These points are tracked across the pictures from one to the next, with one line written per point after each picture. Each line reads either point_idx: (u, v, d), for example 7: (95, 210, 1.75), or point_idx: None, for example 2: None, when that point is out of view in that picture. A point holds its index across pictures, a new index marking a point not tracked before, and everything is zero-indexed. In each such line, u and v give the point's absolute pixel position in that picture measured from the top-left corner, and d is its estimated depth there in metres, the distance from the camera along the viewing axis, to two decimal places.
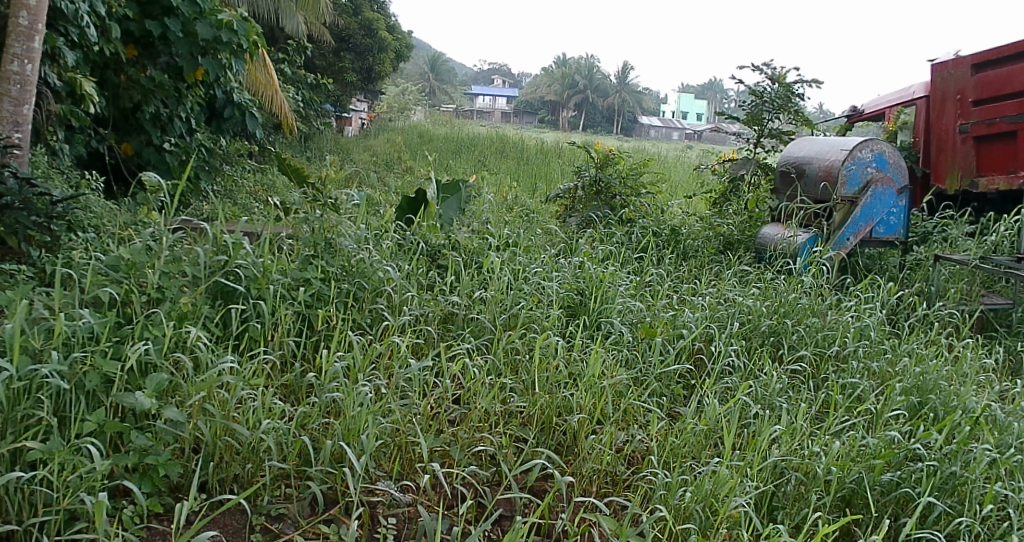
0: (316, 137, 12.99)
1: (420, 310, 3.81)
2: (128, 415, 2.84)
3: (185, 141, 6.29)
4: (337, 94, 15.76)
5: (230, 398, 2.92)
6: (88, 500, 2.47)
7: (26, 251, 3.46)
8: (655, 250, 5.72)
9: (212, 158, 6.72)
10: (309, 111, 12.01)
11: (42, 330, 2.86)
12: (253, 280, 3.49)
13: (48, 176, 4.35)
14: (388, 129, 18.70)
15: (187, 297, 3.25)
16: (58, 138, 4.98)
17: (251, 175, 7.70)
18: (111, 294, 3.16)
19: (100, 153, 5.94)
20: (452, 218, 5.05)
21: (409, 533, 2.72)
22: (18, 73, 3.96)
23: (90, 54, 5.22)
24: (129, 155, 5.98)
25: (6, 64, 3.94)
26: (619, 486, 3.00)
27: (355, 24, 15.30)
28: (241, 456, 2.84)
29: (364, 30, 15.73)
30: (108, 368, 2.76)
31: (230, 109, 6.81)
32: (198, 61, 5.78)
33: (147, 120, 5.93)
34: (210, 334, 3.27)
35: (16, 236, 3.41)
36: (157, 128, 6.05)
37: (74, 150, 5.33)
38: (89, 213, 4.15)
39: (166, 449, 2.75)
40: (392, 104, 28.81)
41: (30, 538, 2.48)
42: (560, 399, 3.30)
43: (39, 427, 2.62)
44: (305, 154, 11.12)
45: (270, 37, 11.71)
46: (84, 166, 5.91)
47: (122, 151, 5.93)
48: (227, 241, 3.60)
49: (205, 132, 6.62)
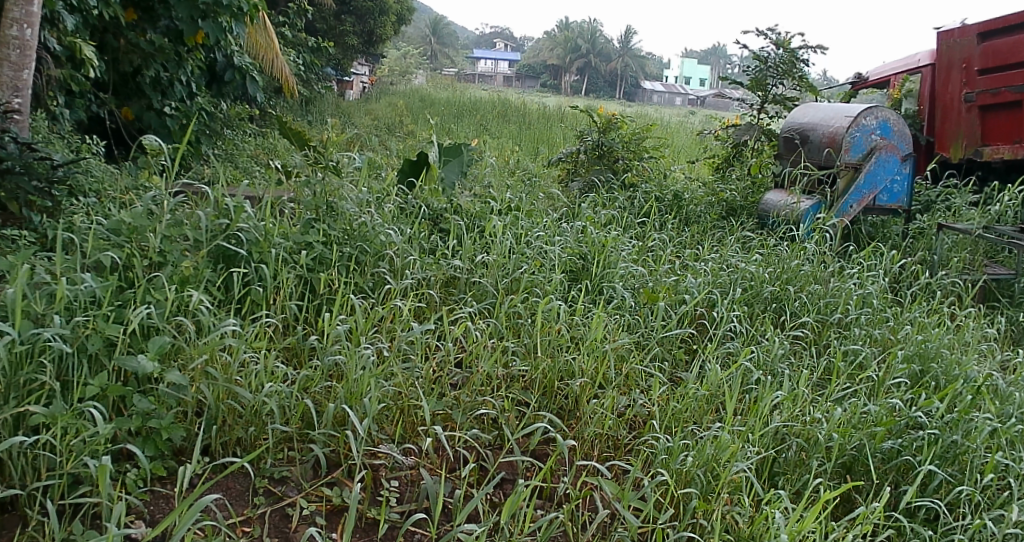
0: (317, 100, 12.88)
1: (423, 274, 3.79)
2: (131, 378, 2.85)
3: (186, 105, 6.23)
4: (337, 57, 15.61)
5: (233, 361, 2.93)
6: (92, 464, 2.48)
7: (27, 216, 3.45)
8: (657, 215, 5.69)
9: (212, 122, 6.67)
10: (309, 74, 11.88)
11: (44, 295, 2.86)
12: (255, 243, 3.48)
13: (49, 141, 4.32)
14: (389, 93, 18.51)
15: (189, 261, 3.24)
16: (58, 103, 4.93)
17: (252, 139, 7.65)
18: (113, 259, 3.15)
19: (99, 118, 5.89)
20: (454, 182, 5.02)
21: (412, 495, 2.75)
22: (17, 38, 3.90)
23: (89, 18, 5.14)
24: (129, 120, 5.94)
25: (5, 27, 3.89)
26: (621, 450, 3.01)
27: None
28: (244, 420, 2.86)
29: None
30: (110, 332, 2.77)
31: (230, 72, 6.74)
32: (199, 24, 5.70)
33: (147, 84, 5.88)
34: (212, 297, 3.27)
35: (18, 202, 3.40)
36: (157, 93, 6.00)
37: (74, 114, 5.29)
38: (90, 177, 4.12)
39: (169, 413, 2.76)
40: (392, 68, 28.58)
41: (37, 501, 2.51)
42: (562, 363, 3.30)
43: (42, 391, 2.63)
44: (306, 118, 11.04)
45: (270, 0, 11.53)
46: (84, 131, 5.87)
47: (122, 116, 5.89)
48: (228, 205, 3.58)
49: (205, 96, 6.56)
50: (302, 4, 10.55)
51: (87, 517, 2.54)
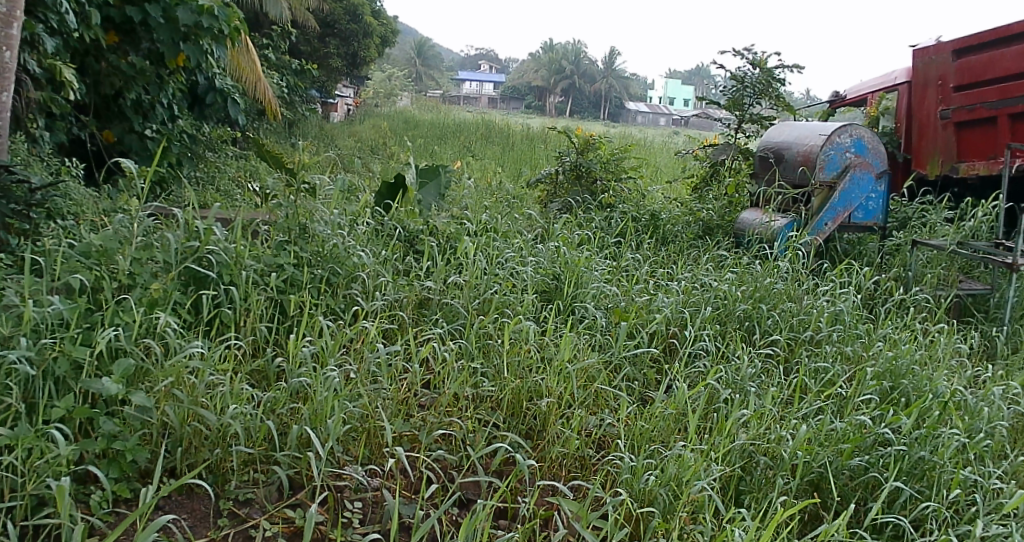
0: (301, 123, 12.96)
1: (395, 295, 3.80)
2: (97, 401, 2.86)
3: (168, 128, 6.24)
4: (323, 79, 15.73)
5: (199, 382, 2.92)
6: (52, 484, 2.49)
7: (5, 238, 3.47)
8: (634, 235, 5.72)
9: (195, 145, 6.70)
10: (294, 96, 11.95)
11: (12, 317, 2.88)
12: (226, 266, 3.47)
13: (27, 163, 4.34)
14: (376, 114, 18.55)
15: (159, 283, 3.23)
16: (38, 126, 4.94)
17: (235, 162, 7.68)
18: (82, 281, 3.13)
19: (81, 140, 5.92)
20: (431, 204, 5.04)
21: (374, 517, 2.76)
22: None
23: (70, 41, 5.17)
24: (111, 142, 5.96)
25: None
26: (587, 470, 3.02)
27: (340, 9, 15.18)
28: (210, 442, 2.85)
29: (350, 15, 15.60)
30: (76, 354, 2.78)
31: (212, 95, 6.73)
32: (180, 47, 5.66)
33: (128, 107, 5.90)
34: (181, 319, 3.27)
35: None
36: (138, 115, 6.01)
37: (55, 137, 5.31)
38: (68, 200, 4.12)
39: (134, 435, 2.77)
40: (379, 89, 28.71)
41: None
42: (531, 383, 3.29)
43: (7, 413, 2.65)
44: (291, 140, 11.10)
45: (254, 22, 11.60)
46: (65, 153, 5.90)
47: (104, 138, 5.91)
48: (198, 227, 3.59)
49: (187, 118, 6.59)
50: (286, 27, 10.62)
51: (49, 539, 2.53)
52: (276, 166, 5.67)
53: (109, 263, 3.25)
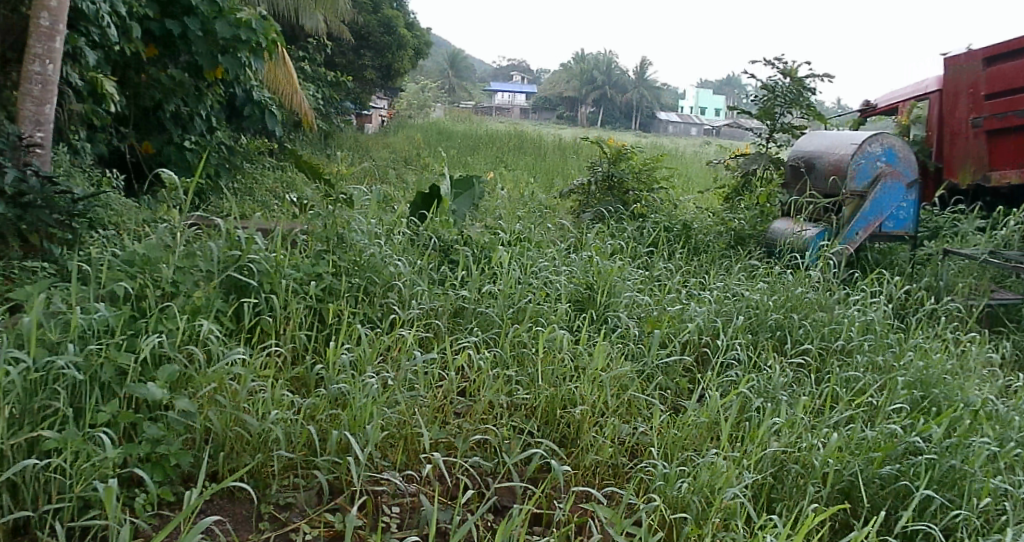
0: (336, 135, 13.15)
1: (431, 304, 3.85)
2: (141, 406, 2.94)
3: (205, 140, 6.37)
4: (357, 91, 15.99)
5: (241, 389, 3.00)
6: (99, 486, 2.56)
7: (47, 247, 3.59)
8: (666, 245, 5.72)
9: (232, 157, 6.81)
10: (331, 108, 12.16)
11: (59, 323, 2.97)
12: (266, 274, 3.55)
13: (70, 174, 4.45)
14: (410, 126, 18.75)
15: (201, 290, 3.31)
16: (80, 137, 5.06)
17: (271, 173, 7.80)
18: (126, 288, 3.22)
19: (121, 152, 6.06)
20: (465, 214, 5.09)
21: (411, 522, 2.81)
22: (39, 73, 4.05)
23: (111, 54, 5.30)
24: (150, 154, 6.08)
25: (28, 64, 4.04)
26: (620, 478, 3.06)
27: (374, 21, 15.42)
28: (251, 447, 2.92)
29: (384, 27, 15.78)
30: (122, 360, 2.86)
31: (249, 107, 6.85)
32: (218, 59, 5.83)
33: (167, 119, 6.03)
34: (223, 326, 3.34)
35: (40, 234, 3.57)
36: (177, 127, 6.16)
37: (95, 148, 5.44)
38: (110, 211, 4.22)
39: (178, 439, 2.84)
40: (411, 100, 28.93)
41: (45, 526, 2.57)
42: (565, 391, 3.33)
43: (55, 417, 2.73)
44: (326, 151, 11.26)
45: (291, 36, 11.86)
46: (105, 164, 6.03)
47: (143, 149, 6.03)
48: (239, 237, 3.67)
49: (224, 131, 6.73)
50: (323, 39, 10.81)
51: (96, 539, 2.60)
52: (313, 177, 5.99)
53: (151, 271, 3.33)
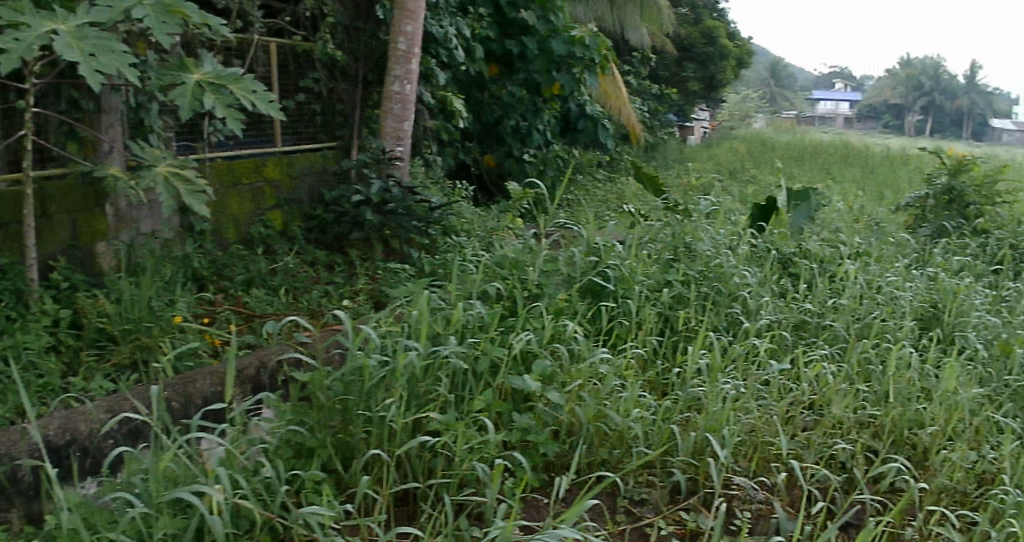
0: (665, 145, 13.35)
1: (775, 315, 3.87)
2: (510, 397, 3.16)
3: (544, 152, 6.85)
4: (682, 104, 16.30)
5: (603, 387, 3.17)
6: (480, 466, 2.77)
7: (407, 251, 4.13)
8: (1014, 265, 5.36)
9: (568, 166, 7.21)
10: (656, 122, 12.51)
11: (443, 317, 3.29)
12: (622, 280, 3.76)
13: (426, 185, 4.95)
14: (725, 137, 18.72)
15: (564, 293, 3.57)
16: (432, 151, 5.55)
17: (609, 180, 8.13)
18: (499, 289, 3.55)
19: (466, 165, 6.73)
20: (803, 227, 5.11)
21: (763, 529, 2.88)
22: (399, 91, 4.59)
23: (459, 73, 5.99)
24: (491, 166, 6.70)
25: (390, 84, 4.60)
26: (968, 507, 2.96)
27: (697, 32, 15.39)
28: (610, 442, 3.06)
29: (705, 38, 15.56)
30: (497, 354, 3.11)
31: (583, 120, 7.27)
32: (554, 76, 6.55)
33: (507, 133, 6.58)
34: (586, 328, 3.57)
35: (400, 239, 4.19)
36: (517, 141, 6.67)
37: (445, 161, 6.02)
38: (466, 219, 4.67)
39: (546, 429, 3.02)
40: (732, 111, 28.91)
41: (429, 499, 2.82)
42: (912, 412, 3.27)
43: (439, 401, 2.99)
44: (654, 161, 11.57)
45: (621, 49, 12.48)
46: (453, 176, 6.76)
47: (486, 162, 6.67)
48: (597, 245, 3.99)
49: (560, 144, 7.17)
50: (648, 53, 11.12)
51: (471, 516, 2.81)
52: (655, 191, 5.65)
53: (519, 273, 3.66)
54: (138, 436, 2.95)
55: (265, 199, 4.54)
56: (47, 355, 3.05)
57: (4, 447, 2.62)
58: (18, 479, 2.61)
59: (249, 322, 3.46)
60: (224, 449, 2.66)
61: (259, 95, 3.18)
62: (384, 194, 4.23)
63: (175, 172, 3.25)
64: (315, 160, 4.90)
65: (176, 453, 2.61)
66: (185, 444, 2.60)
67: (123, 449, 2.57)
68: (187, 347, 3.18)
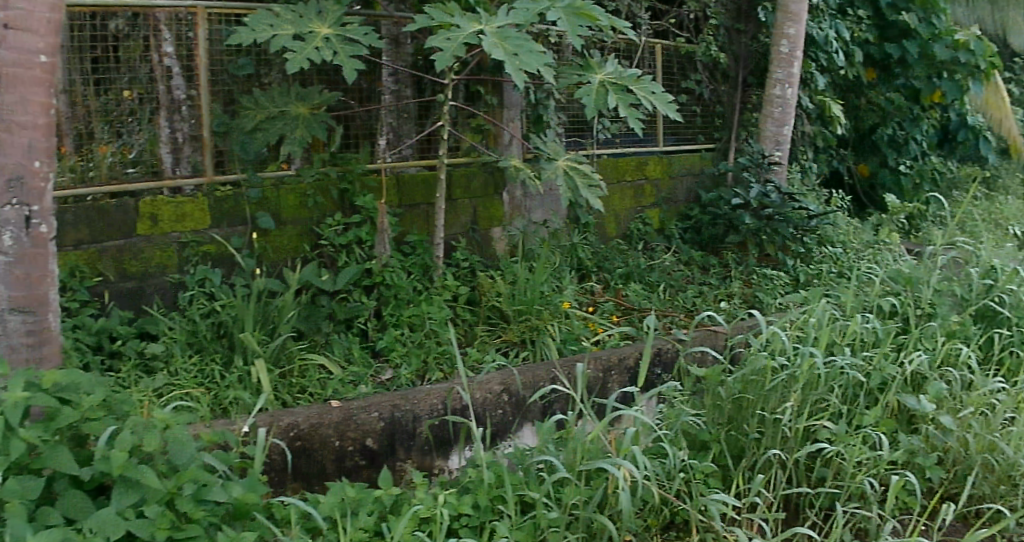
0: None
1: None
2: (901, 416, 3.70)
3: (918, 162, 7.71)
4: None
5: (995, 417, 3.59)
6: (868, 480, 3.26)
7: (781, 258, 5.20)
8: None
9: (941, 179, 8.05)
10: None
11: (843, 332, 3.88)
12: (1017, 306, 4.36)
13: (805, 193, 6.00)
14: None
15: (957, 317, 4.19)
16: (808, 157, 6.91)
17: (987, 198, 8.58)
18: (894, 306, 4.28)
19: (842, 175, 7.85)
20: None
21: None
22: (779, 96, 5.77)
23: (839, 77, 7.04)
24: (865, 175, 7.75)
25: (773, 87, 5.77)
26: None
27: None
28: (991, 477, 3.45)
29: None
30: (891, 371, 3.68)
31: (965, 131, 8.17)
32: (938, 84, 7.30)
33: (885, 142, 7.54)
34: (977, 352, 4.15)
35: (775, 245, 5.25)
36: (894, 149, 7.59)
37: (818, 166, 7.22)
38: (840, 229, 5.72)
39: (933, 452, 3.52)
40: None
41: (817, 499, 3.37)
42: None
43: (829, 411, 3.52)
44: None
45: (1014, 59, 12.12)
46: (829, 185, 7.91)
47: (860, 171, 7.73)
48: (996, 268, 4.58)
49: (936, 156, 8.05)
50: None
51: (854, 526, 3.25)
52: None
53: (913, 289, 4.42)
54: (550, 406, 3.58)
55: (643, 198, 5.76)
56: (447, 328, 3.81)
57: (430, 406, 3.40)
58: (441, 432, 3.43)
59: (628, 313, 4.37)
60: (634, 434, 3.24)
61: (658, 96, 3.69)
62: (763, 199, 5.31)
63: (573, 167, 3.91)
64: (699, 161, 6.21)
65: (593, 431, 3.24)
66: (603, 425, 3.16)
67: (548, 420, 3.23)
68: (572, 333, 3.86)
